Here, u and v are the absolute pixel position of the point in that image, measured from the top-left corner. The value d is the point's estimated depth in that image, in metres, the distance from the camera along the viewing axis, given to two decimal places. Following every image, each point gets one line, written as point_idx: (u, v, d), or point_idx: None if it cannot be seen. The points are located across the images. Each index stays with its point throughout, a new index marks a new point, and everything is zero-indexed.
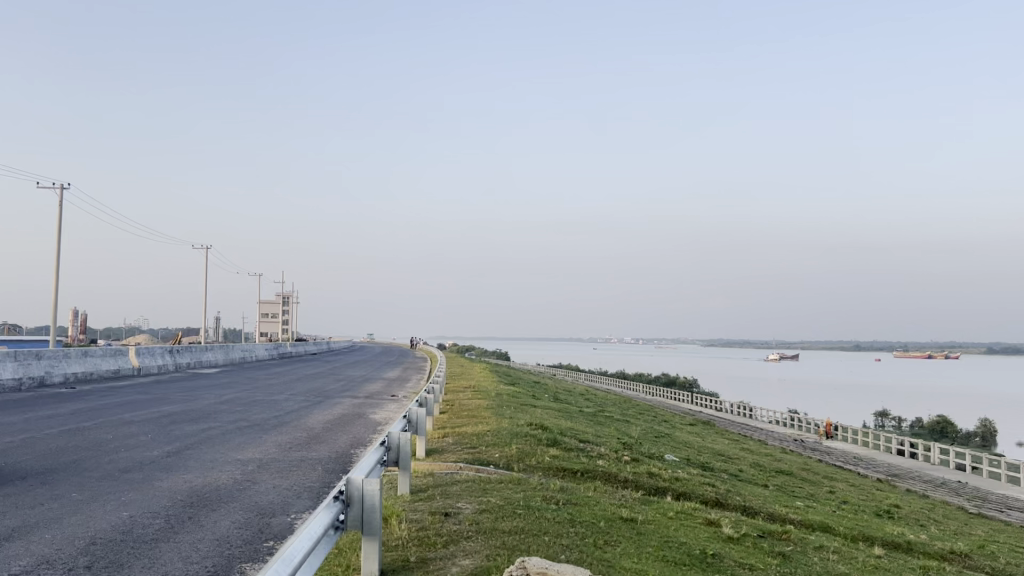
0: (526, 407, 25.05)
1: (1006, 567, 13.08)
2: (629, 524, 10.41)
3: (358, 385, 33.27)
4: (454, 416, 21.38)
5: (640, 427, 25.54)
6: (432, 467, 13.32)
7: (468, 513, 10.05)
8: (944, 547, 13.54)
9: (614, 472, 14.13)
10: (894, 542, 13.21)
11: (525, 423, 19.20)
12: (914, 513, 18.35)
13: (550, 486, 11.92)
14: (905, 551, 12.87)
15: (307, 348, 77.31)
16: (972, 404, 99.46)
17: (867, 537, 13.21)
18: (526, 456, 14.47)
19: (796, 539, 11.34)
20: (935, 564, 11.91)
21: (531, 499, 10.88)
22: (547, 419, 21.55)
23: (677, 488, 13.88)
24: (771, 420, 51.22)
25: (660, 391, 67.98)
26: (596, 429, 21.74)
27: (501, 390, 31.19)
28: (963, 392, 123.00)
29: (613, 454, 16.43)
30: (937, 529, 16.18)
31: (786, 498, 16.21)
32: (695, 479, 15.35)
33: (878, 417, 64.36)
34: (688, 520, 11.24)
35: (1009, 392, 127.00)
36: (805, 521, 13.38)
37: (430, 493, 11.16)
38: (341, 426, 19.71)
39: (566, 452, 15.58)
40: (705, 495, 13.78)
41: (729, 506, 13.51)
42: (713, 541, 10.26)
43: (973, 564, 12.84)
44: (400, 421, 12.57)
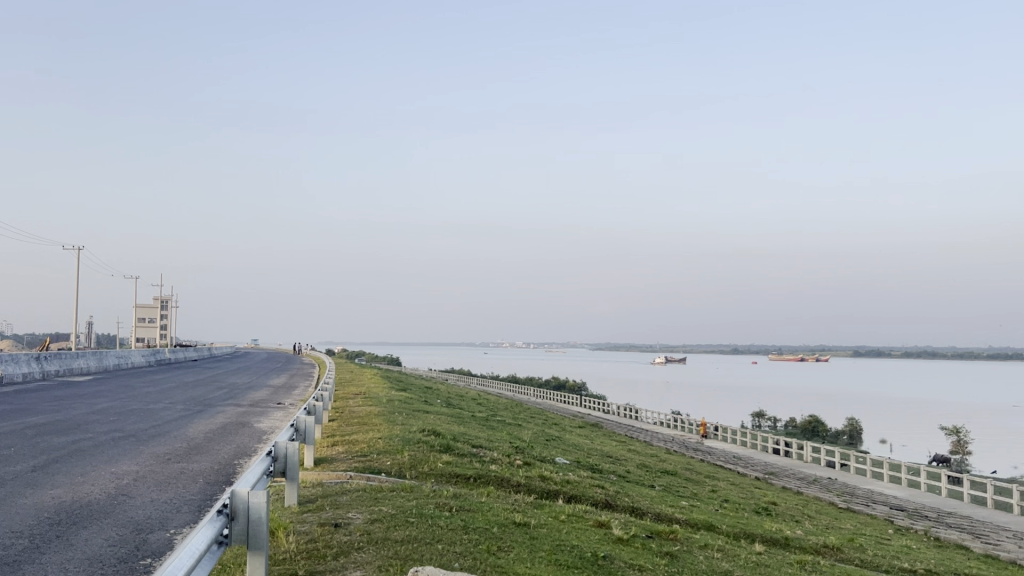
0: (418, 412, 24.86)
1: (873, 559, 13.84)
2: (522, 529, 10.43)
3: (243, 393, 32.16)
4: (344, 423, 20.96)
5: (531, 431, 25.75)
6: (320, 477, 12.99)
7: (359, 523, 9.82)
8: (818, 542, 14.22)
9: (506, 477, 14.16)
10: (773, 539, 13.76)
11: (417, 429, 18.98)
12: (790, 509, 19.16)
13: (443, 492, 11.83)
14: (782, 546, 13.43)
15: (187, 355, 74.14)
16: (841, 403, 105.11)
17: (748, 534, 13.69)
18: (418, 463, 14.32)
19: (682, 539, 11.63)
20: (811, 559, 12.45)
21: (424, 507, 10.76)
22: (440, 425, 21.41)
23: (568, 491, 14.03)
24: (656, 421, 52.70)
25: (550, 395, 68.73)
26: (488, 433, 21.80)
27: (391, 396, 30.75)
28: (833, 393, 129.82)
29: (506, 458, 16.48)
30: (810, 524, 16.90)
31: (671, 498, 16.63)
32: (586, 481, 15.56)
33: (755, 419, 67.09)
34: (579, 523, 11.35)
35: (875, 392, 134.81)
36: (690, 521, 13.74)
37: (319, 503, 10.86)
38: (224, 436, 18.95)
39: (458, 457, 15.54)
40: (596, 497, 13.99)
41: (619, 508, 13.75)
42: (603, 543, 10.38)
43: (844, 557, 13.52)
44: (287, 430, 12.21)
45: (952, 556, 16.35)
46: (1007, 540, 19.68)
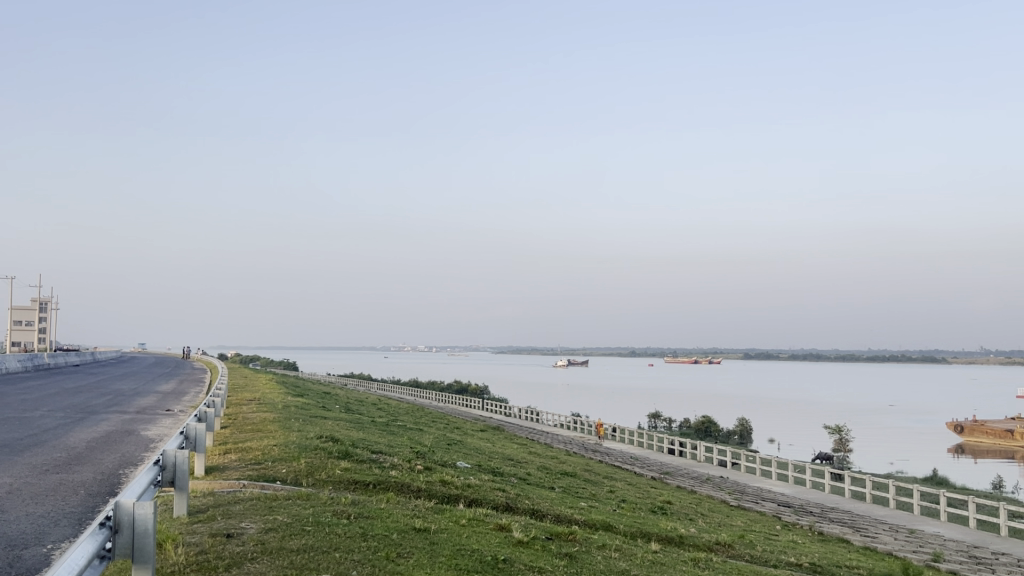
0: (316, 418, 24.27)
1: (762, 554, 14.34)
2: (422, 534, 10.32)
3: (130, 399, 30.72)
4: (238, 430, 20.29)
5: (431, 436, 25.58)
6: (211, 486, 12.52)
7: (252, 532, 9.51)
8: (711, 539, 14.66)
9: (406, 482, 14.00)
10: (669, 537, 14.09)
11: (314, 436, 18.51)
12: (683, 508, 19.65)
13: (341, 500, 11.58)
14: (677, 545, 13.75)
15: (68, 360, 70.27)
16: (733, 405, 108.87)
17: (645, 534, 13.96)
18: (315, 470, 13.99)
19: (581, 540, 11.76)
20: (705, 556, 12.82)
21: (321, 515, 10.51)
22: (338, 431, 21.00)
23: (469, 495, 13.98)
24: (556, 423, 53.26)
25: (451, 399, 68.54)
26: (388, 438, 21.53)
27: (287, 402, 29.93)
28: (725, 394, 134.52)
29: (406, 463, 16.29)
30: (703, 523, 17.38)
31: (571, 500, 16.81)
32: (486, 484, 15.56)
33: (652, 419, 68.73)
34: (480, 526, 11.31)
35: (765, 393, 140.28)
36: (588, 521, 13.92)
37: (210, 514, 10.45)
38: (107, 445, 18.02)
39: (357, 463, 15.27)
40: (496, 500, 14.00)
41: (519, 510, 13.80)
42: (504, 546, 10.37)
43: (735, 554, 13.96)
44: (176, 438, 11.70)
45: (834, 549, 17.14)
46: (884, 533, 20.79)
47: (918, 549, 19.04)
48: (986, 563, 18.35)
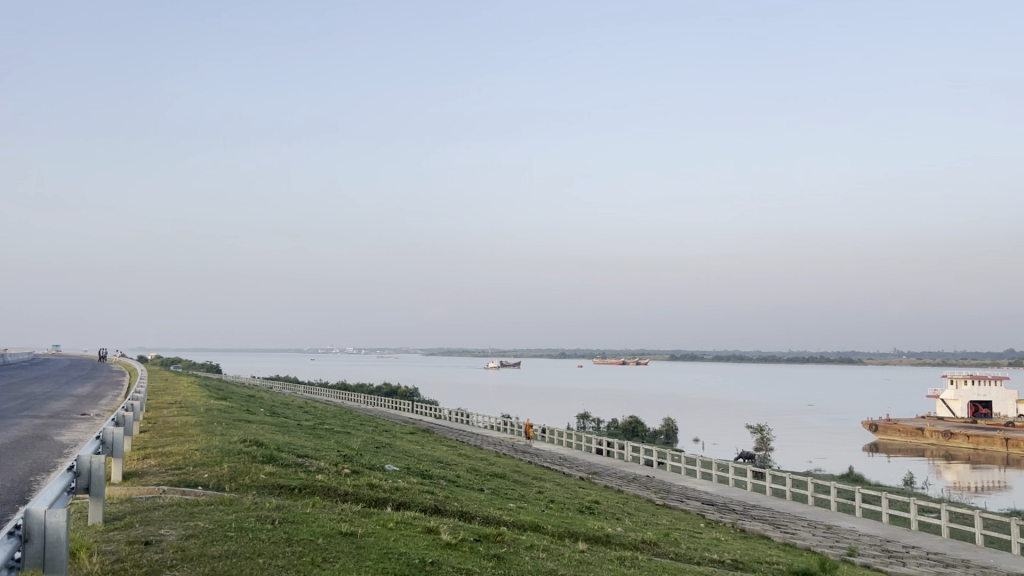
0: (239, 422, 23.73)
1: (686, 552, 14.63)
2: (348, 538, 10.21)
3: (42, 404, 29.48)
4: (158, 435, 19.70)
5: (359, 439, 25.27)
6: (129, 492, 12.13)
7: (172, 540, 9.24)
8: (636, 538, 14.89)
9: (333, 486, 13.82)
10: (595, 537, 14.25)
11: (237, 440, 18.09)
12: (610, 508, 19.88)
13: (266, 505, 11.36)
14: (603, 544, 13.93)
15: None
16: (660, 405, 110.69)
17: (572, 533, 14.10)
18: (238, 475, 13.68)
19: (510, 541, 11.80)
20: (630, 555, 13.01)
21: (245, 520, 10.29)
22: (263, 434, 20.58)
23: (397, 498, 13.87)
24: (485, 425, 53.23)
25: (380, 401, 67.93)
26: (314, 442, 21.19)
27: (210, 406, 29.19)
28: (652, 394, 136.73)
29: (333, 467, 16.07)
30: (629, 521, 17.63)
31: (500, 501, 16.84)
32: (415, 487, 15.46)
33: (581, 419, 69.35)
34: (408, 530, 11.25)
35: (690, 394, 143.10)
36: (517, 522, 13.97)
37: (128, 521, 10.11)
38: (18, 450, 17.26)
39: (282, 468, 14.99)
40: (425, 503, 13.93)
41: (447, 513, 13.76)
42: (432, 549, 10.34)
43: (660, 552, 14.20)
44: (92, 444, 11.30)
45: (754, 546, 17.59)
46: (802, 529, 21.44)
47: (835, 544, 19.70)
48: (898, 556, 19.12)
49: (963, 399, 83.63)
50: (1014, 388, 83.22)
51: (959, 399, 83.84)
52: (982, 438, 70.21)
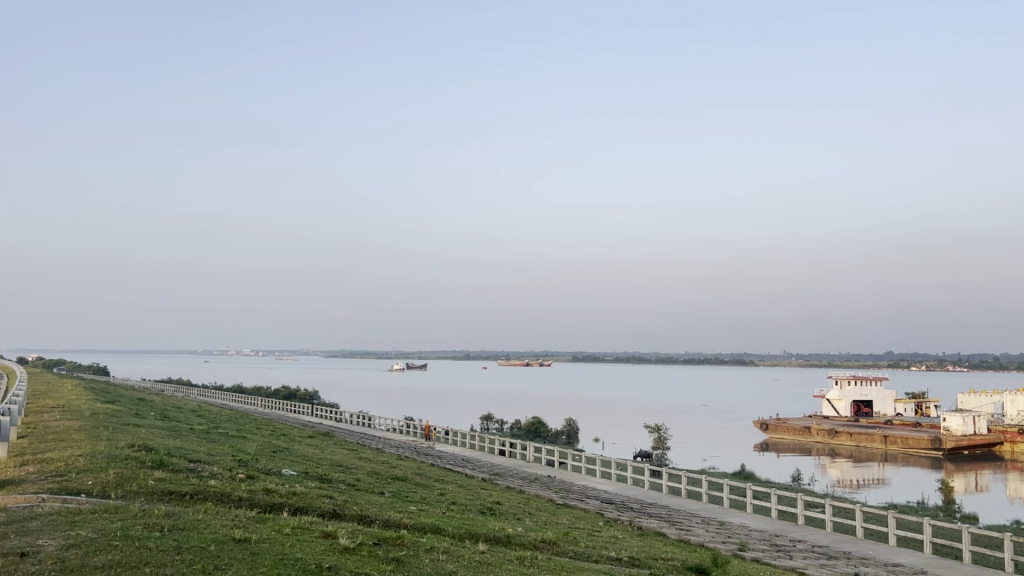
0: (128, 426, 22.77)
1: (585, 551, 14.86)
2: (242, 545, 9.94)
3: None
4: (37, 440, 18.65)
5: (255, 443, 24.58)
6: (5, 502, 11.44)
7: (51, 550, 8.79)
8: (537, 538, 15.02)
9: (227, 492, 13.41)
10: (496, 537, 14.32)
11: (125, 445, 17.33)
12: (511, 508, 19.97)
13: (155, 512, 10.93)
14: (504, 544, 14.01)
15: None
16: (561, 406, 112.14)
17: (473, 535, 14.10)
18: (125, 481, 13.11)
19: (409, 544, 11.73)
20: (529, 554, 13.12)
21: (131, 528, 9.88)
22: (152, 439, 19.78)
23: (293, 503, 13.57)
24: (387, 428, 52.62)
25: (278, 404, 66.29)
26: (207, 446, 20.51)
27: (96, 409, 27.81)
28: (554, 395, 138.39)
29: (227, 472, 15.59)
30: (530, 522, 17.74)
31: (400, 504, 16.67)
32: (313, 491, 15.16)
33: (483, 420, 69.41)
34: (304, 535, 11.03)
35: (589, 394, 145.55)
36: (417, 525, 13.89)
37: (2, 531, 9.54)
38: None
39: (172, 474, 14.44)
40: (322, 508, 13.68)
41: (346, 517, 13.55)
42: (328, 554, 10.18)
43: (560, 551, 14.38)
44: None
45: (651, 543, 18.01)
46: (697, 526, 22.07)
47: (726, 539, 20.36)
48: (785, 549, 19.92)
49: (847, 399, 87.63)
50: (893, 388, 88.00)
51: (843, 398, 87.79)
52: (864, 436, 73.91)
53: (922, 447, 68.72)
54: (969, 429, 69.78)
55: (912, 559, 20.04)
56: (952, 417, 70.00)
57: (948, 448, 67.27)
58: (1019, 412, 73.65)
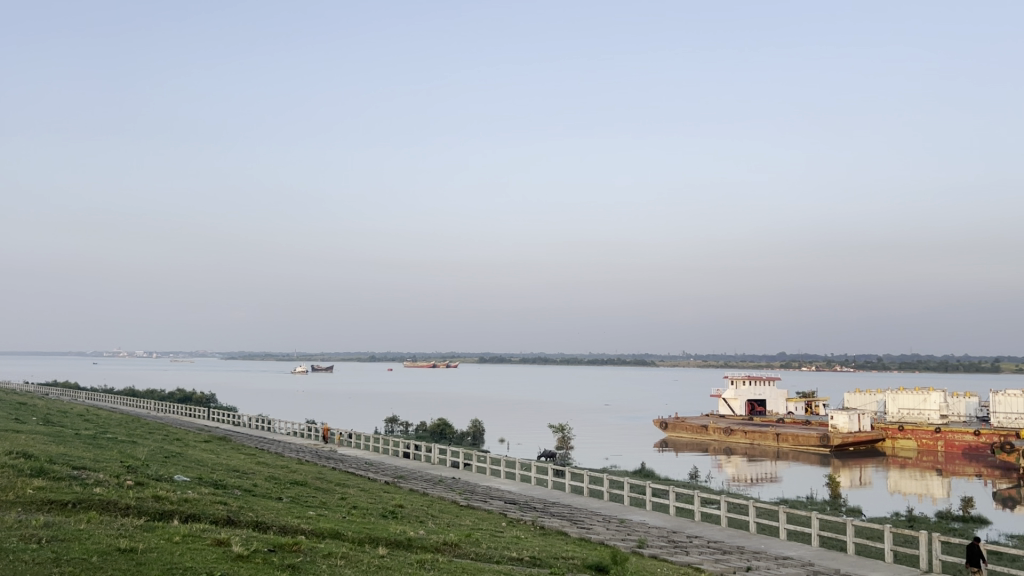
0: (6, 432, 21.52)
1: (487, 552, 14.86)
2: (127, 555, 9.52)
3: None
4: None
5: (146, 448, 23.60)
6: None
7: None
8: (439, 540, 14.93)
9: (114, 500, 12.84)
10: (396, 541, 14.19)
11: (1, 453, 16.36)
12: (414, 511, 19.78)
13: (33, 523, 10.38)
14: (406, 548, 13.90)
15: None
16: (466, 407, 112.25)
17: (373, 539, 13.92)
18: (1, 491, 12.38)
19: (306, 550, 11.49)
20: (430, 558, 13.04)
21: (6, 541, 9.33)
22: (32, 446, 18.75)
23: (186, 510, 13.10)
24: (288, 431, 51.47)
25: (173, 408, 63.94)
26: (93, 452, 19.60)
27: None
28: (460, 396, 138.51)
29: (113, 479, 14.90)
30: (432, 524, 17.63)
31: (298, 509, 16.29)
32: (206, 498, 14.66)
33: (387, 423, 68.66)
34: (195, 543, 10.67)
35: (496, 395, 146.02)
36: (315, 530, 13.61)
37: None
38: None
39: (55, 482, 13.72)
40: (216, 515, 13.25)
41: (241, 523, 13.17)
42: (221, 562, 9.87)
43: (461, 552, 14.37)
44: None
45: (552, 542, 18.18)
46: (598, 524, 22.43)
47: (626, 537, 20.77)
48: (682, 546, 20.47)
49: (742, 398, 90.73)
50: (785, 388, 91.65)
51: (739, 398, 90.80)
52: (758, 433, 76.68)
53: (812, 444, 71.79)
54: (854, 426, 73.28)
55: (801, 552, 20.89)
56: (839, 416, 73.39)
57: (835, 445, 70.50)
58: (900, 409, 77.75)
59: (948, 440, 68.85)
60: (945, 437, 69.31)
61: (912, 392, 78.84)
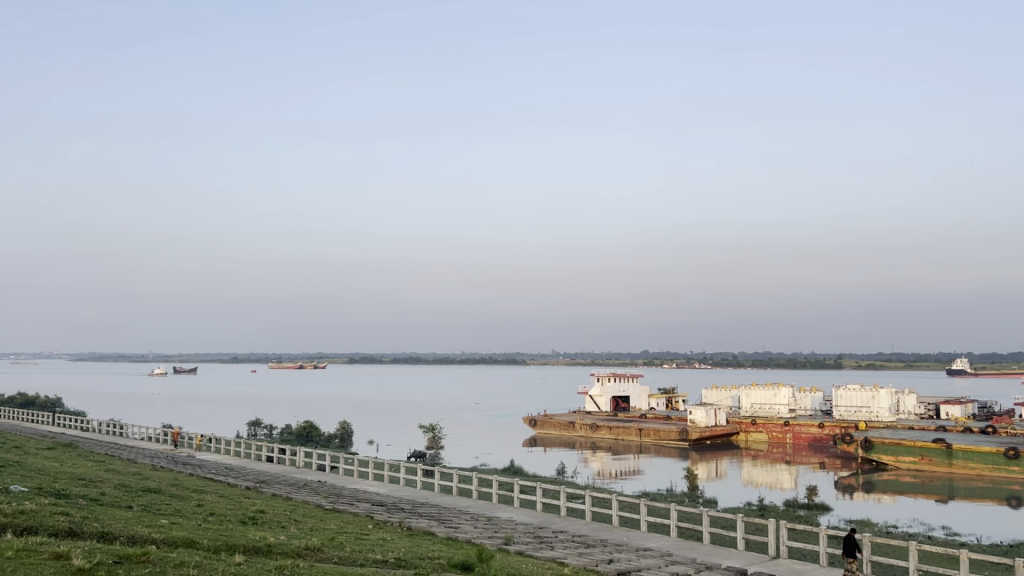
0: None
1: (350, 555, 14.63)
2: None
3: None
4: None
5: None
6: None
7: None
8: (300, 545, 14.58)
9: None
10: (255, 547, 13.76)
11: None
12: (275, 516, 19.19)
13: None
14: (264, 555, 13.49)
15: None
16: (335, 408, 110.08)
17: (230, 546, 13.43)
18: None
19: (157, 560, 10.96)
20: (289, 564, 12.72)
21: None
22: None
23: (23, 523, 12.24)
24: (142, 437, 48.93)
25: (13, 412, 59.55)
26: None
27: None
28: (329, 397, 135.66)
29: None
30: (294, 529, 17.20)
31: (149, 518, 15.51)
32: (45, 509, 13.73)
33: (251, 427, 66.36)
34: (31, 557, 9.96)
35: (367, 395, 144.12)
36: (168, 539, 13.01)
37: None
38: None
39: None
40: (57, 526, 12.43)
41: (84, 535, 12.41)
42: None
43: (323, 557, 14.09)
44: None
45: (418, 543, 18.09)
46: (466, 522, 22.52)
47: (493, 534, 20.90)
48: (547, 541, 20.83)
49: (607, 394, 93.47)
50: (647, 385, 95.01)
51: (604, 394, 93.48)
52: (622, 429, 79.03)
53: (672, 438, 74.81)
54: (711, 421, 76.77)
55: (660, 543, 21.68)
56: (697, 411, 76.87)
57: (693, 438, 73.69)
58: (752, 404, 82.04)
59: (795, 432, 73.11)
60: (793, 430, 73.47)
61: (765, 387, 83.24)
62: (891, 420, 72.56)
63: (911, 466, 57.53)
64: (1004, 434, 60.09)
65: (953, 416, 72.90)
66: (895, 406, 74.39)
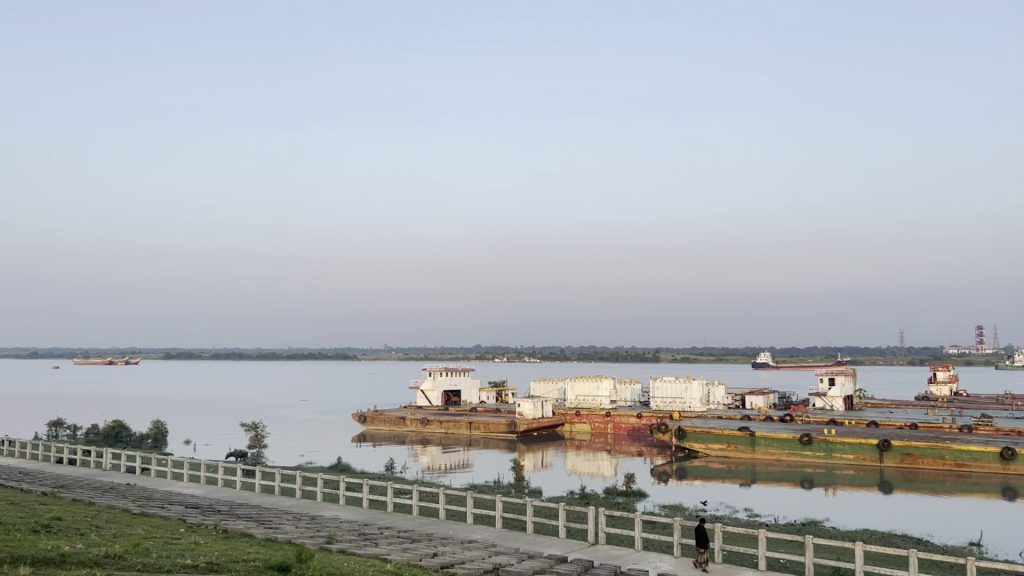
0: None
1: (157, 561, 13.80)
2: None
3: None
4: None
5: None
6: None
7: None
8: (98, 553, 13.57)
9: None
10: (46, 558, 12.65)
11: None
12: (74, 523, 17.80)
13: None
14: (56, 565, 12.47)
15: None
16: (147, 407, 103.30)
17: (15, 558, 12.29)
18: None
19: None
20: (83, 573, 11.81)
21: None
22: None
23: None
24: None
25: None
26: None
27: None
28: (142, 395, 127.16)
29: None
30: (94, 536, 16.00)
31: None
32: None
33: (52, 428, 61.27)
34: None
35: (184, 393, 136.10)
36: None
37: None
38: None
39: None
40: None
41: None
42: None
43: (125, 565, 13.18)
44: None
45: (233, 545, 17.34)
46: (286, 522, 21.78)
47: (314, 533, 20.35)
48: (371, 537, 20.58)
49: (438, 388, 93.49)
50: (477, 378, 96.03)
51: (435, 388, 93.51)
52: (452, 422, 79.51)
53: (501, 431, 76.00)
54: (538, 413, 78.63)
55: (485, 534, 21.92)
56: (524, 403, 78.45)
57: (521, 431, 75.23)
58: (576, 396, 84.86)
59: (616, 423, 76.35)
60: (614, 421, 76.72)
61: (588, 380, 86.45)
62: (702, 410, 77.13)
63: (719, 453, 61.44)
64: (800, 422, 65.40)
65: (756, 405, 78.54)
66: (706, 396, 79.21)
